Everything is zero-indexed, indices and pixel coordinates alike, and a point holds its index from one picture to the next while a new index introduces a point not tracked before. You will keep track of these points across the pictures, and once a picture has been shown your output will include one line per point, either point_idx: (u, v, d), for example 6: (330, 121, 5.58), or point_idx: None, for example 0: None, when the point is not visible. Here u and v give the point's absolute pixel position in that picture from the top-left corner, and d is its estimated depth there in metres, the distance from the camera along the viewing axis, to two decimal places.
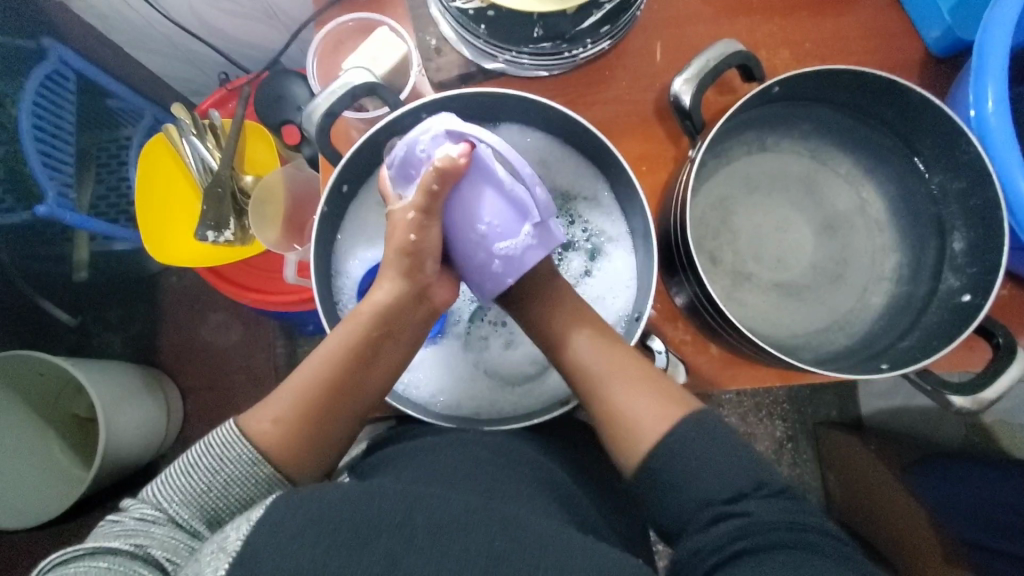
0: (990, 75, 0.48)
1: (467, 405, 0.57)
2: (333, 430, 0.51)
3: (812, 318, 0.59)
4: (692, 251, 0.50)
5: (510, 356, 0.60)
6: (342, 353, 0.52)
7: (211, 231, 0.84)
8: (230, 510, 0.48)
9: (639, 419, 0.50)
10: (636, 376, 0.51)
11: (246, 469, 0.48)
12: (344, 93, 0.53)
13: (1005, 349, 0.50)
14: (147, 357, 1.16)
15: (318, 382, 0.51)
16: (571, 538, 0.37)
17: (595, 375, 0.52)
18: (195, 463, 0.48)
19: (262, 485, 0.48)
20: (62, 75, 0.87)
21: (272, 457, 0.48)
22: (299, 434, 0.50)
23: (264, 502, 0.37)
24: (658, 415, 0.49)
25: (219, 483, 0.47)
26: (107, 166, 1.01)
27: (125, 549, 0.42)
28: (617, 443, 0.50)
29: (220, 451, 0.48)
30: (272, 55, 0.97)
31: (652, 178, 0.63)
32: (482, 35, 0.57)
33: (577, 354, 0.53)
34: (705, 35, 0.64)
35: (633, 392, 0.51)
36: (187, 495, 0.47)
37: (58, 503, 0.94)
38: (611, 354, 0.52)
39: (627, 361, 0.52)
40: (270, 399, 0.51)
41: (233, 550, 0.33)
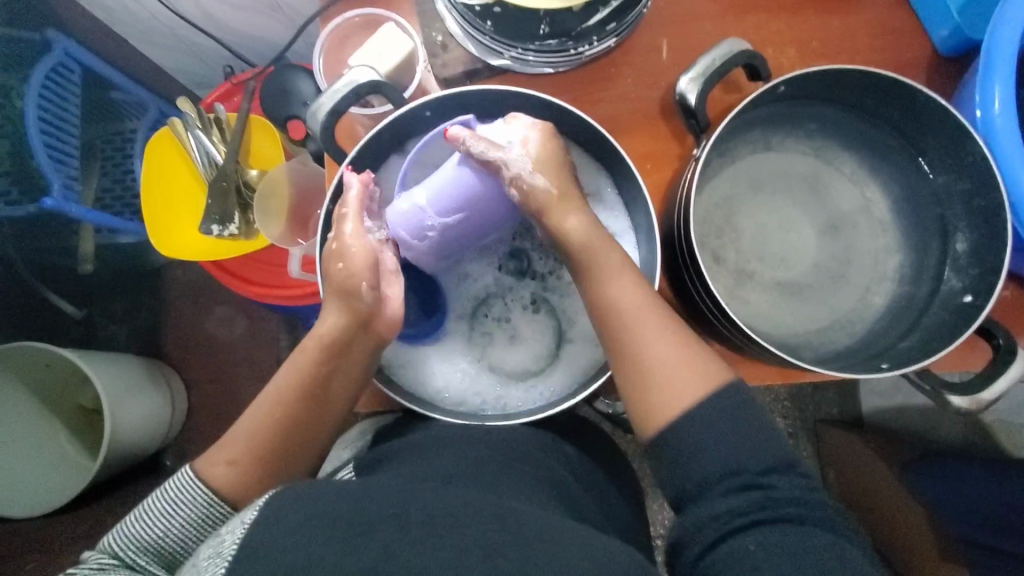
0: (998, 77, 0.49)
1: (471, 401, 0.58)
2: (292, 470, 0.53)
3: (813, 317, 0.60)
4: (696, 252, 0.51)
5: (513, 353, 0.59)
6: (297, 390, 0.52)
7: (215, 226, 0.84)
8: (187, 552, 0.49)
9: (665, 374, 0.49)
10: (667, 326, 0.50)
11: (203, 510, 0.49)
12: (347, 91, 0.52)
13: (1005, 351, 0.50)
14: (151, 349, 1.17)
15: (272, 420, 0.52)
16: (575, 533, 0.37)
17: (626, 323, 0.50)
18: (151, 509, 0.49)
19: (217, 525, 0.50)
20: (67, 68, 0.87)
21: (228, 498, 0.50)
22: (252, 477, 0.51)
23: (258, 501, 0.37)
24: (686, 373, 0.49)
25: (174, 530, 0.48)
26: (112, 159, 1.01)
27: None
28: (636, 394, 0.50)
29: (176, 496, 0.49)
30: (277, 48, 0.97)
31: (656, 177, 0.63)
32: (489, 32, 0.58)
33: (609, 298, 0.51)
34: (711, 33, 0.64)
35: (665, 347, 0.50)
36: (143, 543, 0.48)
37: (64, 493, 0.95)
38: (647, 305, 0.50)
39: (662, 312, 0.51)
40: (224, 441, 0.52)
41: (230, 552, 0.34)
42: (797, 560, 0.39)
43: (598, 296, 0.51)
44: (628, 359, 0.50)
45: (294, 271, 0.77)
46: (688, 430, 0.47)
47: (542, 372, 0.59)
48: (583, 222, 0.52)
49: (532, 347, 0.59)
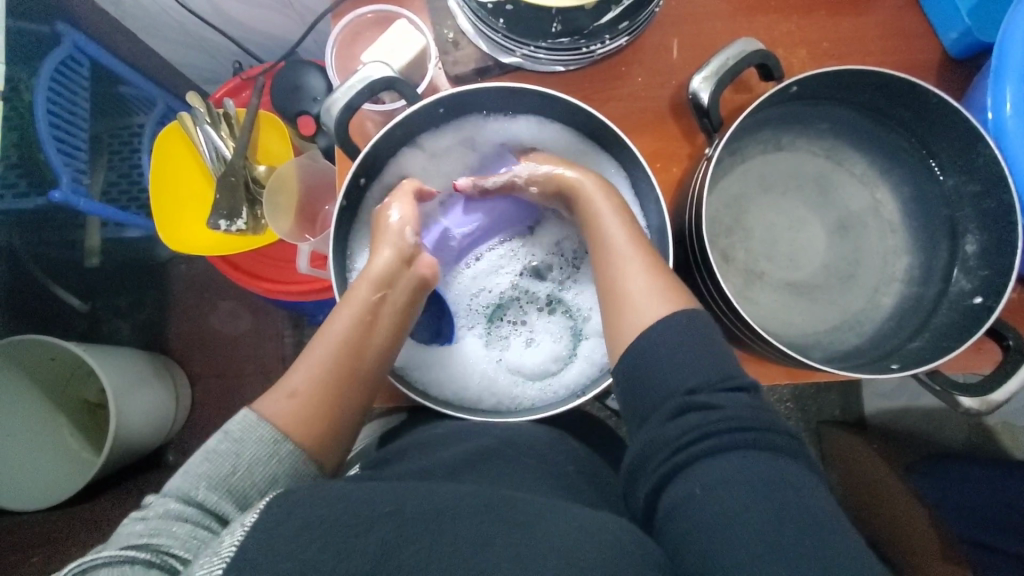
0: (1010, 78, 0.49)
1: (487, 400, 0.58)
2: (346, 406, 0.51)
3: (822, 317, 0.60)
4: (708, 250, 0.51)
5: (528, 355, 0.61)
6: (353, 324, 0.53)
7: (223, 221, 0.84)
8: (261, 490, 0.44)
9: (633, 296, 0.48)
10: (645, 253, 0.51)
11: (270, 447, 0.46)
12: (361, 88, 0.52)
13: (1016, 352, 0.51)
14: (156, 343, 1.17)
15: (334, 361, 0.51)
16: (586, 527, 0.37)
17: (609, 251, 0.52)
18: (218, 446, 0.44)
19: (289, 466, 0.46)
20: (76, 61, 0.88)
21: (291, 433, 0.47)
22: (315, 411, 0.49)
23: (258, 505, 0.36)
24: (658, 294, 0.48)
25: (244, 469, 0.44)
26: (119, 153, 1.02)
27: (144, 556, 0.36)
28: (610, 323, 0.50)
29: (240, 435, 0.45)
30: (286, 45, 0.97)
31: (666, 176, 0.63)
32: (501, 30, 0.58)
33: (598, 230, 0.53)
34: (722, 33, 0.64)
35: (637, 272, 0.50)
36: (213, 484, 0.42)
37: (67, 487, 0.96)
38: (633, 234, 0.52)
39: (645, 245, 0.52)
40: (290, 376, 0.51)
41: (227, 556, 0.33)
42: (749, 496, 0.37)
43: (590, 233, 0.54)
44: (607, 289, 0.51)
45: (303, 266, 0.77)
46: (654, 352, 0.45)
47: (556, 372, 0.60)
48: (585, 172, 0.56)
49: (549, 350, 0.61)
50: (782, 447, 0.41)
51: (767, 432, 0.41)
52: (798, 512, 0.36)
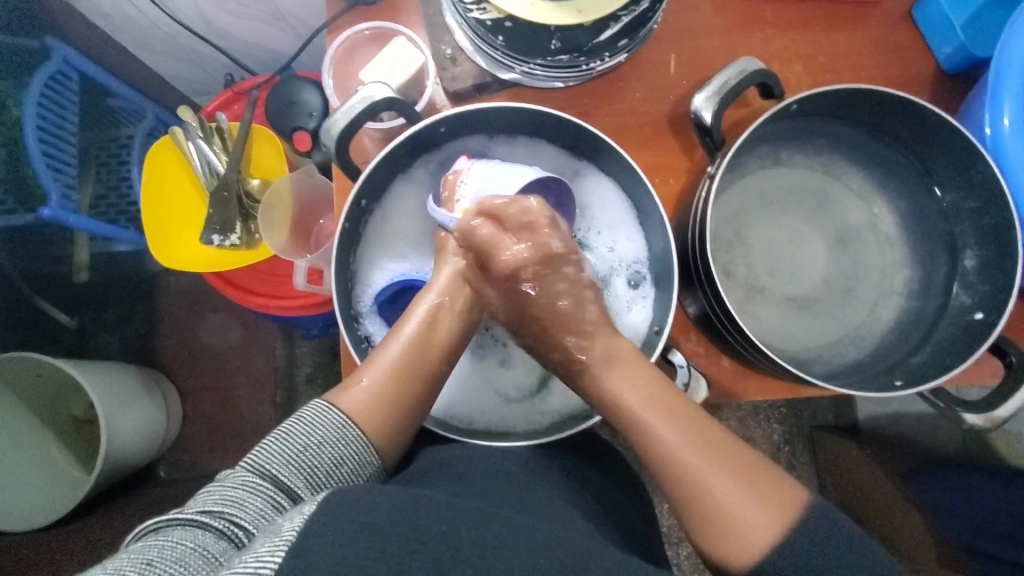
0: (1006, 96, 0.50)
1: (476, 418, 0.57)
2: (410, 403, 0.51)
3: (824, 331, 0.60)
4: (712, 270, 0.51)
5: (522, 371, 0.60)
6: (418, 329, 0.53)
7: (216, 235, 0.83)
8: (325, 474, 0.46)
9: (732, 500, 0.44)
10: (727, 465, 0.46)
11: (336, 433, 0.48)
12: (363, 107, 0.52)
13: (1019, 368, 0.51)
14: (146, 357, 1.15)
15: (400, 362, 0.51)
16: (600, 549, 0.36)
17: (681, 473, 0.46)
18: (288, 429, 0.47)
19: (353, 452, 0.48)
20: (66, 75, 0.86)
21: (360, 424, 0.49)
22: (379, 405, 0.50)
23: (316, 497, 0.35)
24: (746, 495, 0.44)
25: (313, 447, 0.47)
26: (107, 165, 1.00)
27: (215, 525, 0.40)
28: (703, 519, 0.45)
29: (310, 418, 0.48)
30: (278, 56, 0.96)
31: (666, 190, 0.63)
32: (500, 47, 0.57)
33: (662, 443, 0.47)
34: (720, 47, 0.64)
35: (722, 483, 0.45)
36: (285, 458, 0.46)
37: (60, 503, 0.94)
38: (694, 431, 0.47)
39: (701, 422, 0.48)
40: (356, 374, 0.51)
41: (288, 540, 0.32)
42: None
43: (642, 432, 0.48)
44: (683, 492, 0.46)
45: (299, 283, 0.76)
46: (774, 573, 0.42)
47: (547, 388, 0.59)
48: (604, 340, 0.51)
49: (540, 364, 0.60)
50: None
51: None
52: None
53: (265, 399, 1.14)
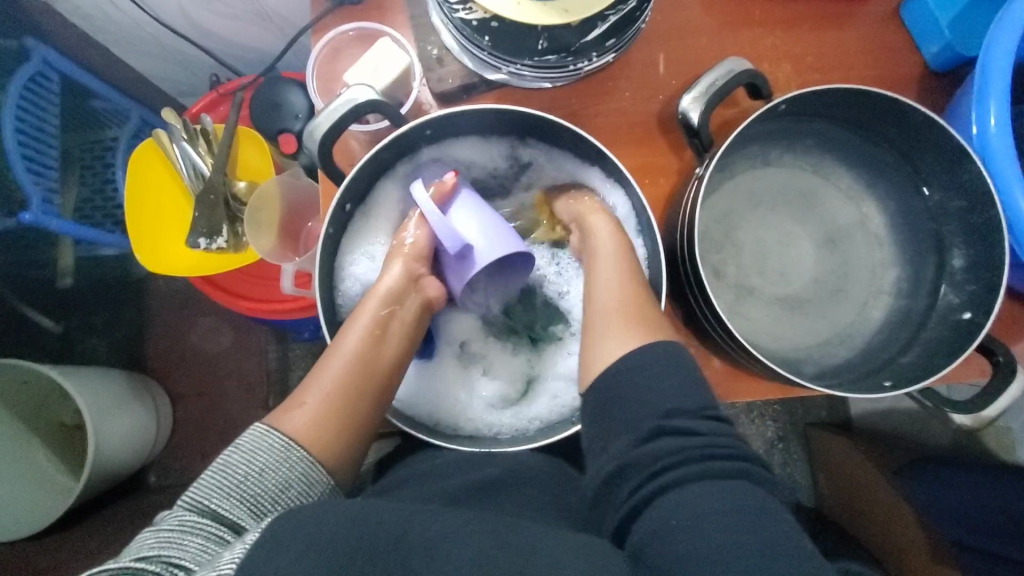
0: (992, 97, 0.50)
1: (465, 425, 0.56)
2: (361, 416, 0.51)
3: (814, 331, 0.60)
4: (701, 272, 0.51)
5: (498, 378, 0.59)
6: (364, 339, 0.53)
7: (203, 238, 0.82)
8: (270, 501, 0.45)
9: (613, 330, 0.50)
10: (622, 308, 0.51)
11: (280, 456, 0.46)
12: (347, 110, 0.51)
13: (1005, 368, 0.51)
14: (135, 362, 1.14)
15: (346, 375, 0.51)
16: (597, 552, 0.36)
17: (602, 302, 0.53)
18: (225, 460, 0.45)
19: (299, 473, 0.46)
20: (46, 76, 0.85)
21: (307, 444, 0.48)
22: (329, 419, 0.49)
23: (262, 523, 0.35)
24: (629, 329, 0.50)
25: (255, 474, 0.45)
26: (91, 168, 0.98)
27: (152, 568, 0.37)
28: (593, 335, 0.52)
29: (250, 445, 0.46)
30: (264, 57, 0.95)
31: (655, 191, 0.63)
32: (487, 47, 0.57)
33: (595, 285, 0.54)
34: (708, 46, 0.64)
35: (614, 321, 0.51)
36: (224, 491, 0.44)
37: (49, 511, 0.92)
38: (621, 276, 0.54)
39: (634, 272, 0.54)
40: (302, 393, 0.51)
41: (226, 572, 0.32)
42: (720, 506, 0.38)
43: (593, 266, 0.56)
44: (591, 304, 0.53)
45: (287, 287, 0.75)
46: (624, 379, 0.47)
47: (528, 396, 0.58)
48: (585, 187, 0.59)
49: (518, 373, 0.60)
50: (757, 477, 0.41)
51: (744, 461, 0.42)
52: (765, 524, 0.37)
53: (256, 402, 1.13)
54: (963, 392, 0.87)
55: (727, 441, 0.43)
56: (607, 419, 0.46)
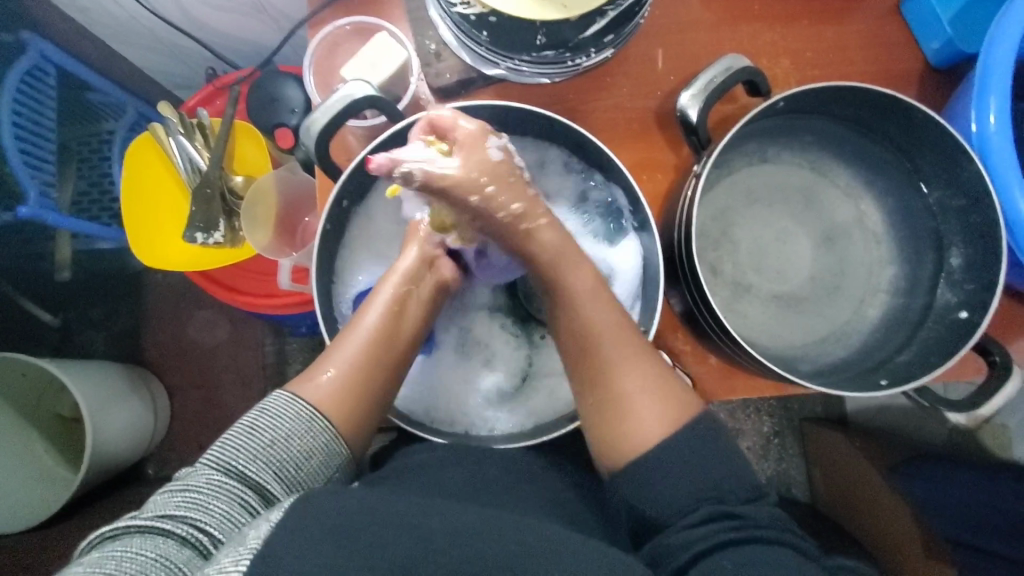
0: (993, 91, 0.50)
1: (461, 420, 0.56)
2: (377, 393, 0.51)
3: (810, 329, 0.60)
4: (698, 269, 0.51)
5: (493, 371, 0.59)
6: (385, 315, 0.52)
7: (200, 233, 0.82)
8: (292, 468, 0.46)
9: (637, 407, 0.48)
10: (633, 384, 0.49)
11: (302, 426, 0.48)
12: (343, 105, 0.50)
13: (1001, 367, 0.51)
14: (134, 356, 1.14)
15: (367, 350, 0.51)
16: (592, 545, 0.36)
17: (609, 369, 0.49)
18: (252, 423, 0.47)
19: (320, 444, 0.48)
20: (42, 69, 0.84)
21: (325, 412, 0.49)
22: (348, 394, 0.50)
23: (284, 503, 0.36)
24: (646, 407, 0.48)
25: (279, 441, 0.46)
26: (88, 160, 0.97)
27: (177, 533, 0.40)
28: (609, 406, 0.49)
29: (276, 411, 0.48)
30: (261, 50, 0.94)
31: (653, 188, 0.63)
32: (484, 42, 0.57)
33: (598, 352, 0.50)
34: (708, 42, 0.64)
35: (631, 396, 0.48)
36: (251, 453, 0.45)
37: (46, 505, 0.93)
38: (622, 343, 0.49)
39: (633, 334, 0.50)
40: (322, 364, 0.51)
41: (251, 548, 0.33)
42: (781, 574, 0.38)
43: (576, 328, 0.50)
44: (596, 386, 0.49)
45: (284, 282, 0.75)
46: (650, 471, 0.46)
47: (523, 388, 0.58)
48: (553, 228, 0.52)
49: (512, 366, 0.59)
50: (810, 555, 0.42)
51: (795, 539, 0.42)
52: None
53: (254, 396, 1.13)
54: (960, 391, 0.87)
55: (781, 523, 0.43)
56: (646, 491, 0.46)
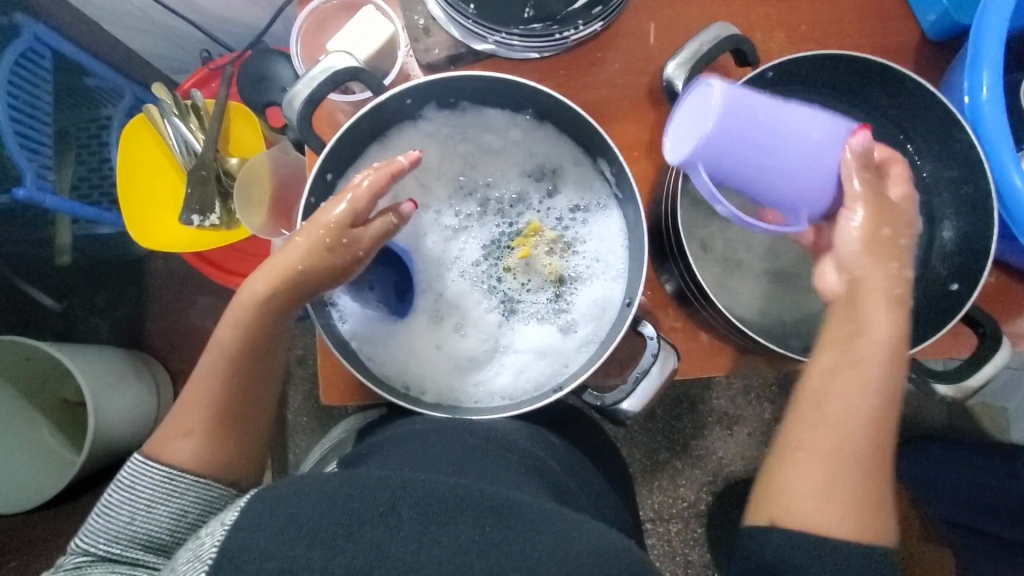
0: (986, 62, 0.49)
1: (436, 394, 0.56)
2: (253, 422, 0.54)
3: (799, 306, 0.60)
4: (683, 241, 0.52)
5: (468, 341, 0.58)
6: (245, 353, 0.51)
7: (196, 216, 0.82)
8: (163, 531, 0.48)
9: (836, 496, 0.46)
10: (845, 475, 0.47)
11: (164, 489, 0.49)
12: (325, 78, 0.50)
13: (991, 339, 0.51)
14: (135, 340, 1.15)
15: (229, 390, 0.52)
16: (575, 522, 0.36)
17: (841, 462, 0.47)
18: (109, 500, 0.48)
19: (188, 498, 0.49)
20: (37, 53, 0.85)
21: (191, 467, 0.50)
22: (216, 440, 0.51)
23: (239, 504, 0.36)
24: (836, 501, 0.46)
25: (140, 512, 0.48)
26: (87, 146, 0.98)
27: None
28: (814, 483, 0.47)
29: (130, 483, 0.48)
30: (254, 31, 0.94)
31: (643, 164, 0.62)
32: (472, 15, 0.57)
33: (837, 434, 0.47)
34: (699, 16, 0.63)
35: (833, 481, 0.47)
36: (111, 534, 0.47)
37: (44, 488, 0.94)
38: (862, 436, 0.47)
39: (881, 434, 0.47)
40: (176, 419, 0.51)
41: (209, 558, 0.33)
42: None
43: (840, 405, 0.48)
44: (823, 459, 0.47)
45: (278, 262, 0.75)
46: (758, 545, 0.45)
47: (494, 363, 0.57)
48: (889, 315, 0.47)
49: (489, 333, 0.58)
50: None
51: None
52: None
53: None
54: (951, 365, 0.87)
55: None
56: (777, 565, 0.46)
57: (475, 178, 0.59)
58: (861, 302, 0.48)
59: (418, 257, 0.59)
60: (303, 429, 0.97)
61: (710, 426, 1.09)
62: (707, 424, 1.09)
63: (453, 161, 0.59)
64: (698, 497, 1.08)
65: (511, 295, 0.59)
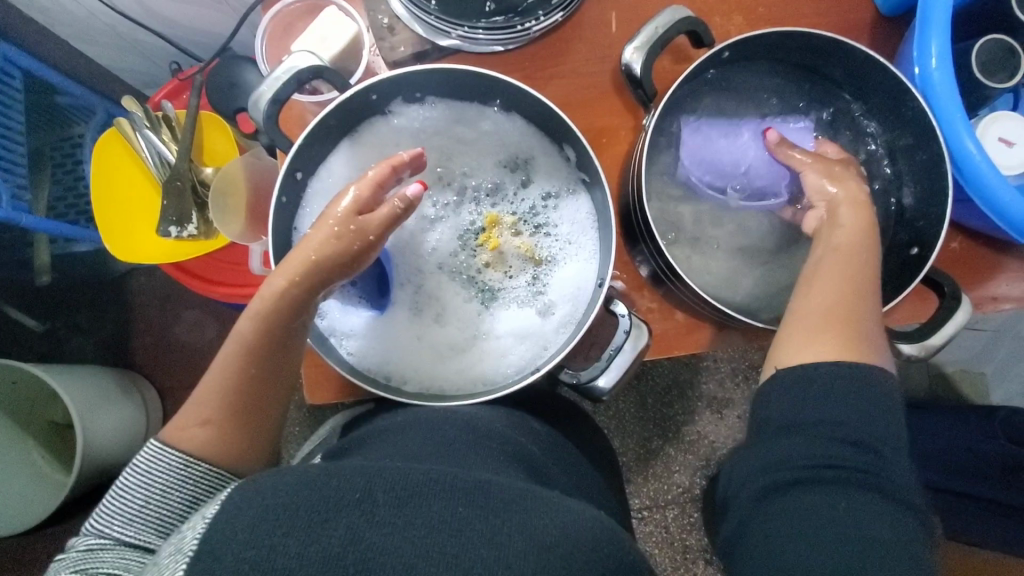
0: (935, 30, 0.51)
1: (424, 385, 0.56)
2: (268, 419, 0.53)
3: (771, 279, 0.61)
4: (651, 223, 0.53)
5: (451, 330, 0.58)
6: (256, 348, 0.51)
7: (174, 227, 0.83)
8: (177, 517, 0.47)
9: (840, 337, 0.49)
10: (834, 325, 0.49)
11: (180, 475, 0.48)
12: (289, 78, 0.51)
13: (951, 298, 0.53)
14: (120, 358, 1.14)
15: (243, 386, 0.51)
16: (545, 498, 0.37)
17: (832, 317, 0.50)
18: (124, 483, 0.47)
19: (203, 484, 0.49)
20: (8, 73, 0.83)
21: (207, 456, 0.50)
22: (230, 433, 0.51)
23: (219, 498, 0.37)
24: (833, 341, 0.48)
25: (156, 496, 0.47)
26: (62, 165, 0.98)
27: None
28: (817, 329, 0.49)
29: (146, 467, 0.48)
30: (223, 40, 0.94)
31: (612, 152, 0.63)
32: (433, 11, 0.58)
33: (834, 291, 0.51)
34: (659, 2, 0.64)
35: (822, 327, 0.49)
36: (126, 517, 0.46)
37: (36, 512, 0.93)
38: (850, 295, 0.50)
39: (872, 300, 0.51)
40: (191, 408, 0.51)
41: (190, 551, 0.34)
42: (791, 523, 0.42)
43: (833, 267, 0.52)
44: (826, 312, 0.50)
45: (257, 267, 0.75)
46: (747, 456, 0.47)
47: (474, 351, 0.58)
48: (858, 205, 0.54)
49: (471, 321, 0.59)
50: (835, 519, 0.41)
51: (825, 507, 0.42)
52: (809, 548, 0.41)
53: None
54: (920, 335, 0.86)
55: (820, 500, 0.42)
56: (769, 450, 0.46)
57: (452, 168, 0.60)
58: (837, 211, 0.54)
59: (399, 252, 0.60)
60: (295, 436, 0.97)
61: (700, 411, 1.10)
62: (698, 410, 1.10)
63: (429, 153, 0.60)
64: (693, 482, 1.09)
65: (492, 284, 0.60)
